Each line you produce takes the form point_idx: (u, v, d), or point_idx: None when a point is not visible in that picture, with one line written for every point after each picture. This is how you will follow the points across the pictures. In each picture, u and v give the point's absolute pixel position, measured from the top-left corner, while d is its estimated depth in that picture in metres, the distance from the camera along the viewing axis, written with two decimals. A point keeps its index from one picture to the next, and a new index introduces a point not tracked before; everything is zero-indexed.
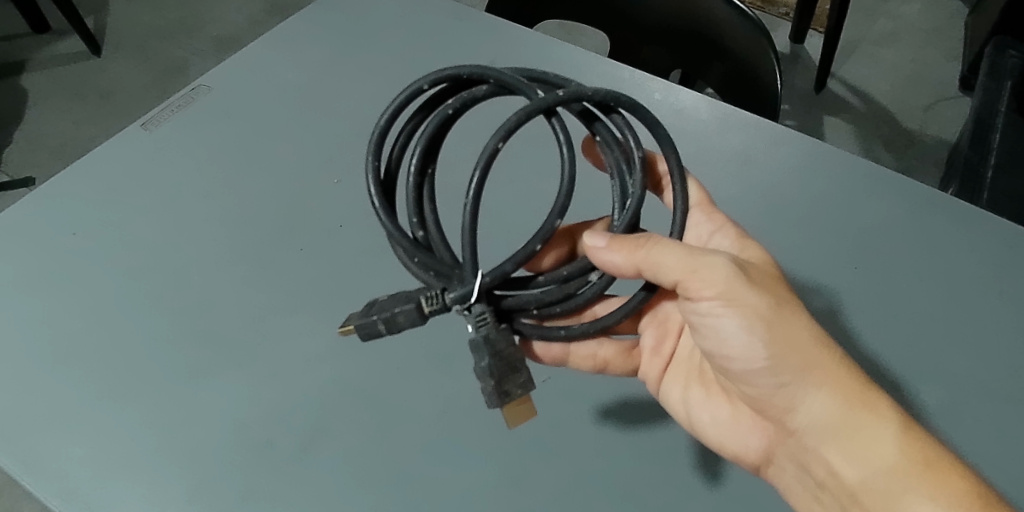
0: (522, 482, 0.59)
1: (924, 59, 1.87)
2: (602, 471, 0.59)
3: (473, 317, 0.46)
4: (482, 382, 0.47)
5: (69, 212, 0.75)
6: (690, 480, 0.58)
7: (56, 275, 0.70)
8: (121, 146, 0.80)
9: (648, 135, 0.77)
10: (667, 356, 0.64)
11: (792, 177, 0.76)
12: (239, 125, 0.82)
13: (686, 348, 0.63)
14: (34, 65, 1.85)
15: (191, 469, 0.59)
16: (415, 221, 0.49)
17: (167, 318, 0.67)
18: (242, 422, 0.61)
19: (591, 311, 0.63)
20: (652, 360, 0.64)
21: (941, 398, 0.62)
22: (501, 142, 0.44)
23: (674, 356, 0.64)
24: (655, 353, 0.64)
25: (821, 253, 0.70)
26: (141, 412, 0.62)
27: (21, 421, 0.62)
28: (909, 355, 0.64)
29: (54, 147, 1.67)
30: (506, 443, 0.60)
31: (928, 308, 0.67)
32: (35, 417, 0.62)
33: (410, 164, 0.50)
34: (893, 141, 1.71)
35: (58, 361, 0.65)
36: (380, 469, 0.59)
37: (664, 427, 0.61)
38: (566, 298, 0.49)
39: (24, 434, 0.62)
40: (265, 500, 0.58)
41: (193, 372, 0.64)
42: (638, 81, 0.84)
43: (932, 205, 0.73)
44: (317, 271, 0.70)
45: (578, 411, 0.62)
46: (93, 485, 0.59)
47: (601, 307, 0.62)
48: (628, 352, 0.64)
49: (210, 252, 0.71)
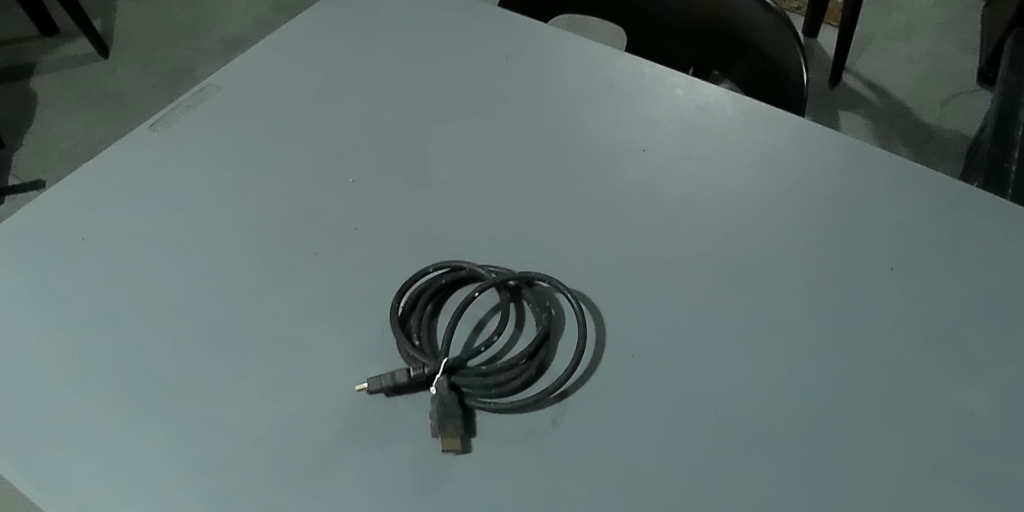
0: (561, 498, 0.53)
1: (941, 51, 1.84)
2: (637, 483, 0.54)
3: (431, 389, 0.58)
4: (432, 432, 0.56)
5: (76, 219, 0.73)
6: (746, 494, 0.53)
7: (60, 282, 0.68)
8: (129, 151, 0.78)
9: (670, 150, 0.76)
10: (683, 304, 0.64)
11: (821, 175, 0.73)
12: (249, 127, 0.80)
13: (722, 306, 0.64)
14: (42, 68, 1.84)
15: (190, 482, 0.54)
16: (409, 354, 0.59)
17: (178, 323, 0.64)
18: (258, 431, 0.57)
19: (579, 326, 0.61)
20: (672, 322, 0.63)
21: (997, 402, 0.58)
22: (464, 263, 0.64)
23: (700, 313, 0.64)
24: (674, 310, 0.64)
25: (853, 257, 0.68)
26: (154, 421, 0.58)
27: (15, 431, 0.58)
28: (952, 359, 0.61)
29: (63, 150, 1.66)
30: (541, 453, 0.55)
31: (971, 310, 0.64)
32: (30, 427, 0.58)
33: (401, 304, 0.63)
34: (910, 135, 1.67)
35: (66, 368, 0.61)
36: (407, 482, 0.54)
37: (710, 435, 0.56)
38: (499, 373, 0.58)
39: (17, 444, 0.57)
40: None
41: (207, 380, 0.60)
42: (659, 77, 0.82)
43: (964, 205, 0.71)
44: (331, 273, 0.67)
45: (616, 417, 0.57)
46: (86, 500, 0.54)
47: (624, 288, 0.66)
48: (595, 355, 0.61)
49: (219, 257, 0.69)
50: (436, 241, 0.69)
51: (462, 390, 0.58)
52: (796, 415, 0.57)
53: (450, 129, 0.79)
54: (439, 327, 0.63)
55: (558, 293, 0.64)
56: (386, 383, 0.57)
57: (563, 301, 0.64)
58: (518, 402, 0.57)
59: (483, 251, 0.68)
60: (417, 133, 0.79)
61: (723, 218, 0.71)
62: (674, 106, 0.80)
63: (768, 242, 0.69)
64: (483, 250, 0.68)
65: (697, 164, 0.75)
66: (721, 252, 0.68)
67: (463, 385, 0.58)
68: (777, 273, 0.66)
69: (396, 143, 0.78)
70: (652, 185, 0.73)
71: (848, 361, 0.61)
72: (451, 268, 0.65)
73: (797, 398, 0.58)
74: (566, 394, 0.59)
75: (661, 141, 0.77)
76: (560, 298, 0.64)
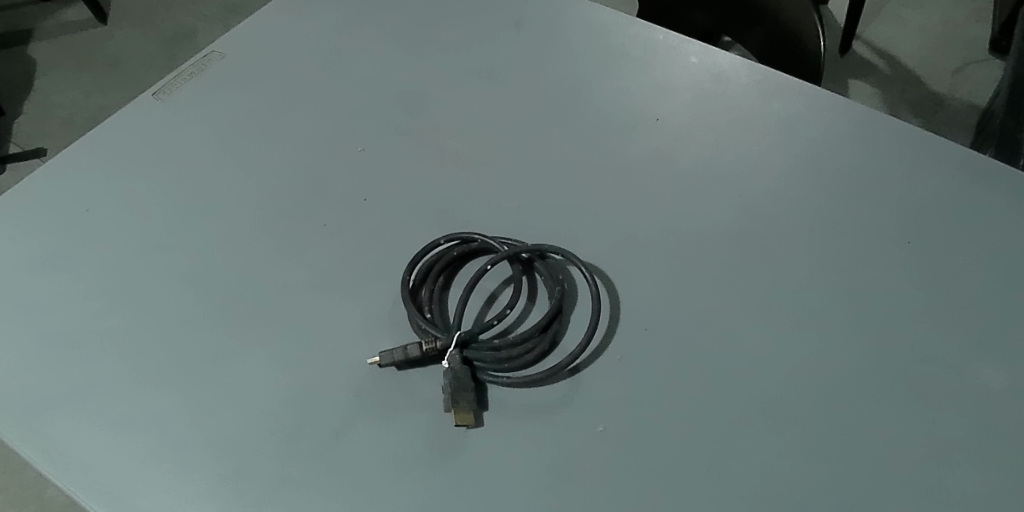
0: (576, 473, 0.53)
1: (953, 19, 1.81)
2: (650, 457, 0.54)
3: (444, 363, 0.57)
4: (444, 407, 0.55)
5: (80, 189, 0.71)
6: (760, 468, 0.53)
7: (66, 253, 0.67)
8: (131, 119, 0.77)
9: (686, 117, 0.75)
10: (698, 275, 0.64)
11: (838, 145, 0.72)
12: (253, 94, 0.79)
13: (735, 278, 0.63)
14: (40, 33, 1.81)
15: (202, 455, 0.54)
16: (421, 327, 0.59)
17: (185, 295, 0.63)
18: (270, 405, 0.56)
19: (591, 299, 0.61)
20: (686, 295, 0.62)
21: (1013, 377, 0.57)
22: (475, 235, 0.63)
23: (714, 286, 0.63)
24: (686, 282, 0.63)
25: (869, 229, 0.67)
26: (166, 394, 0.57)
27: (27, 404, 0.58)
28: (969, 334, 0.60)
29: (62, 117, 1.64)
30: (554, 427, 0.55)
31: (988, 285, 0.63)
32: (41, 400, 0.58)
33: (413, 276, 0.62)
34: (921, 104, 1.64)
35: (75, 339, 0.61)
36: (421, 456, 0.53)
37: (724, 411, 0.56)
38: (511, 347, 0.58)
39: (29, 417, 0.57)
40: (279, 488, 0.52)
41: (217, 353, 0.59)
42: (673, 44, 0.80)
43: (982, 178, 0.69)
44: (338, 245, 0.66)
45: (631, 391, 0.57)
46: (100, 473, 0.54)
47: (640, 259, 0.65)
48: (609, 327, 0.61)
49: (226, 228, 0.68)
50: (445, 212, 0.68)
51: (475, 363, 0.58)
52: (811, 391, 0.57)
53: (458, 97, 0.78)
54: (452, 299, 0.62)
55: (570, 266, 0.64)
56: (398, 356, 0.56)
57: (576, 274, 0.63)
58: (531, 376, 0.57)
59: (493, 222, 0.67)
60: (424, 102, 0.77)
61: (738, 189, 0.69)
62: (688, 74, 0.78)
63: (783, 214, 0.68)
64: (493, 221, 0.67)
65: (712, 134, 0.74)
66: (736, 224, 0.67)
67: (475, 359, 0.57)
68: (793, 246, 0.65)
69: (403, 112, 0.76)
70: (666, 155, 0.72)
71: (864, 336, 0.60)
72: (462, 240, 0.64)
73: (811, 374, 0.58)
74: (579, 368, 0.58)
75: (675, 110, 0.75)
76: (573, 271, 0.64)
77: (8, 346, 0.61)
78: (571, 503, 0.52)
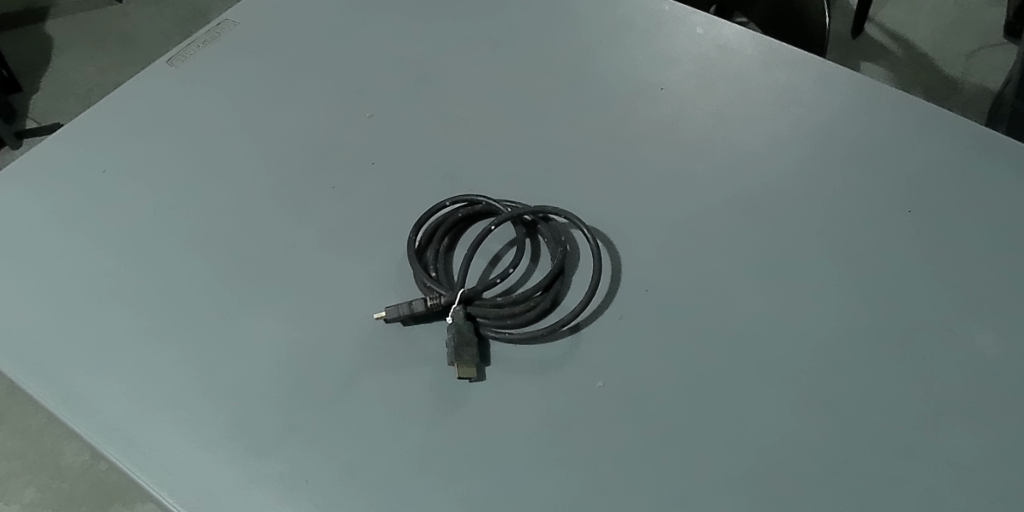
0: (576, 428, 0.54)
1: (967, 3, 1.79)
2: (649, 416, 0.55)
3: (448, 319, 0.59)
4: (448, 361, 0.57)
5: (96, 151, 0.73)
6: (752, 425, 0.55)
7: (82, 212, 0.69)
8: (147, 85, 0.78)
9: (690, 90, 0.75)
10: (699, 248, 0.64)
11: (840, 117, 0.73)
12: (265, 63, 0.80)
13: (736, 247, 0.64)
14: (57, 11, 1.83)
15: (212, 406, 0.56)
16: (426, 285, 0.60)
17: (198, 254, 0.65)
18: (280, 359, 0.58)
19: (594, 261, 0.62)
20: (687, 264, 0.63)
21: (1009, 343, 0.59)
22: (480, 198, 0.65)
23: (715, 255, 0.64)
24: (688, 250, 0.64)
25: (870, 199, 0.67)
26: (179, 348, 0.59)
27: (46, 356, 0.60)
28: (964, 303, 0.61)
29: (81, 93, 1.66)
30: (554, 383, 0.57)
31: (986, 256, 0.64)
32: (61, 351, 0.60)
33: (418, 237, 0.64)
34: (932, 87, 1.63)
35: (92, 295, 0.63)
36: (425, 409, 0.55)
37: (721, 371, 0.57)
38: (514, 305, 0.60)
39: (49, 367, 0.59)
40: (285, 438, 0.54)
41: (227, 309, 0.61)
42: (679, 15, 0.81)
43: (985, 151, 0.70)
44: (347, 209, 0.67)
45: (630, 350, 0.58)
46: (114, 422, 0.56)
47: (639, 229, 0.66)
48: (612, 290, 0.62)
49: (238, 191, 0.69)
50: (453, 179, 0.69)
51: (478, 320, 0.59)
52: (806, 352, 0.58)
53: (466, 66, 0.79)
54: (456, 260, 0.64)
55: (573, 229, 0.65)
56: (404, 311, 0.58)
57: (578, 238, 0.65)
58: (533, 333, 0.59)
59: (498, 187, 0.68)
60: (433, 70, 0.78)
61: (740, 157, 0.70)
62: (693, 45, 0.79)
63: (784, 181, 0.69)
64: (499, 186, 0.68)
65: (715, 103, 0.74)
66: (737, 190, 0.68)
67: (478, 316, 0.59)
68: (793, 213, 0.66)
69: (412, 81, 0.77)
70: (669, 123, 0.73)
71: (860, 301, 0.61)
72: (466, 203, 0.65)
73: (809, 336, 0.59)
74: (579, 326, 0.60)
75: (680, 80, 0.76)
76: (575, 234, 0.65)
77: (26, 301, 0.63)
78: (569, 456, 0.53)
